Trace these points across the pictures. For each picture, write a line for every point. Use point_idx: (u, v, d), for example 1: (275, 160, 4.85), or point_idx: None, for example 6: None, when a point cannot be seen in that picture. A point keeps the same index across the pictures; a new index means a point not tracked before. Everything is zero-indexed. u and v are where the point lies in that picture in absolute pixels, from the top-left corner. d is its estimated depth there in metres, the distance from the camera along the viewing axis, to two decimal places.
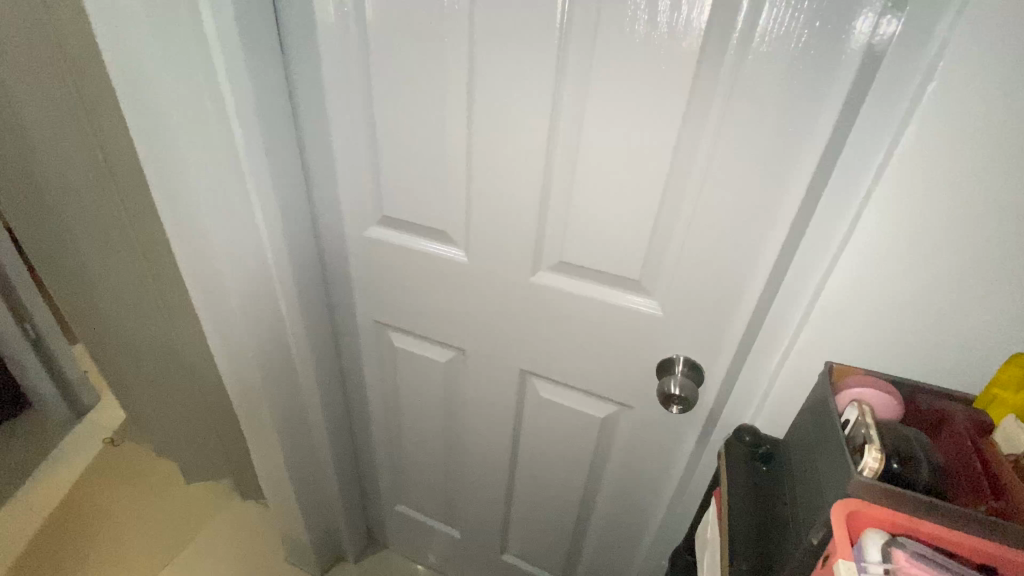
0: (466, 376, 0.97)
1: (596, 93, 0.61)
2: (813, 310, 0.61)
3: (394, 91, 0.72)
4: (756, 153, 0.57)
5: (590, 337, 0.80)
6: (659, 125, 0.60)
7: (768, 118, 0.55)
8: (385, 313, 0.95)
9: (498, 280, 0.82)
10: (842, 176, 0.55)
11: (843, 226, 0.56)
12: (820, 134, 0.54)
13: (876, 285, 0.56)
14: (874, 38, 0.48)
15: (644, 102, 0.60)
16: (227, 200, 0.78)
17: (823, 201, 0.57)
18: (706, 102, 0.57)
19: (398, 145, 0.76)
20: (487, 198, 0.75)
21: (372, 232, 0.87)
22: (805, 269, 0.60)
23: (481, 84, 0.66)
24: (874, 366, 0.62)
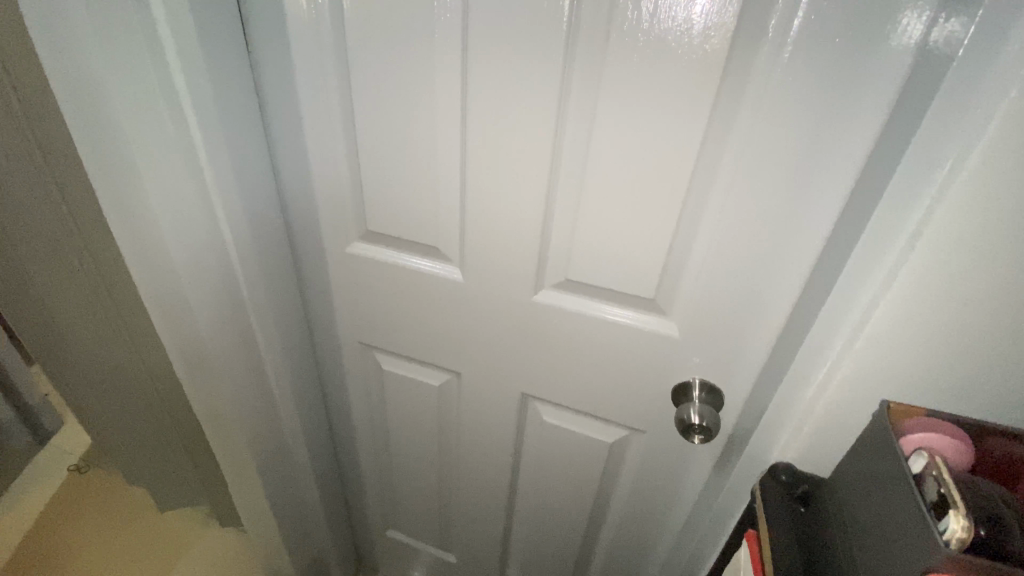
0: (461, 401, 0.90)
1: (608, 97, 0.54)
2: (854, 338, 0.55)
3: (376, 93, 0.64)
4: (790, 162, 0.51)
5: (597, 360, 0.74)
6: (679, 132, 0.53)
7: (805, 126, 0.49)
8: (371, 335, 0.88)
9: (497, 299, 0.74)
10: (897, 189, 0.49)
11: (895, 246, 0.50)
12: (865, 142, 0.48)
13: (923, 308, 0.51)
14: (928, 45, 0.43)
15: (663, 106, 0.53)
16: (188, 219, 0.68)
17: (872, 217, 0.51)
18: (733, 106, 0.51)
19: (382, 155, 0.68)
20: (484, 212, 0.67)
21: (353, 249, 0.78)
22: (849, 293, 0.54)
23: (476, 87, 0.59)
24: (914, 394, 0.56)
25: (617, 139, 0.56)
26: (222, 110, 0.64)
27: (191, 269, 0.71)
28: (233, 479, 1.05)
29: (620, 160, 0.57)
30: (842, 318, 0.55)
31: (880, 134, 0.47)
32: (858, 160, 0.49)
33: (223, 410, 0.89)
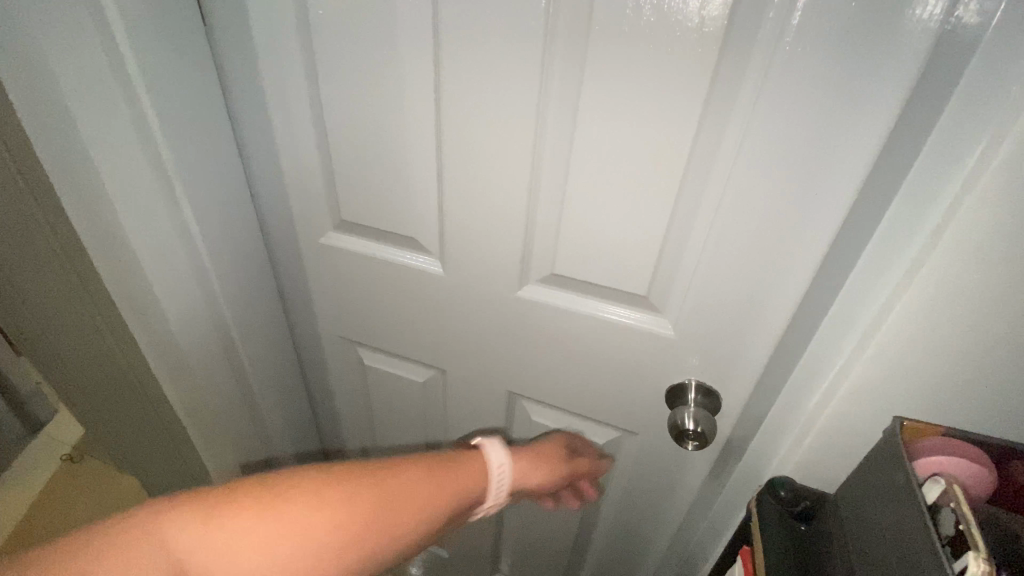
0: (447, 398, 0.86)
1: (593, 75, 0.49)
2: (860, 355, 0.48)
3: (344, 71, 0.58)
4: (795, 146, 0.46)
5: (586, 359, 0.70)
6: (673, 113, 0.48)
7: (811, 107, 0.44)
8: (351, 330, 0.83)
9: (481, 294, 0.70)
10: (912, 190, 0.41)
11: (908, 255, 0.43)
12: (877, 125, 0.43)
13: (940, 322, 0.44)
14: (949, 21, 0.37)
15: (655, 84, 0.47)
16: (148, 213, 0.63)
17: (883, 220, 0.43)
18: (734, 83, 0.45)
19: (352, 140, 0.63)
20: (463, 202, 0.62)
21: (328, 239, 0.74)
22: (855, 307, 0.47)
23: (449, 64, 0.53)
24: (929, 415, 0.50)
25: (604, 122, 0.51)
26: (176, 93, 0.59)
27: (159, 269, 0.66)
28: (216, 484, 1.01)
29: (608, 144, 0.52)
30: (847, 335, 0.48)
31: (896, 114, 0.42)
32: (871, 142, 0.44)
33: (200, 414, 0.84)
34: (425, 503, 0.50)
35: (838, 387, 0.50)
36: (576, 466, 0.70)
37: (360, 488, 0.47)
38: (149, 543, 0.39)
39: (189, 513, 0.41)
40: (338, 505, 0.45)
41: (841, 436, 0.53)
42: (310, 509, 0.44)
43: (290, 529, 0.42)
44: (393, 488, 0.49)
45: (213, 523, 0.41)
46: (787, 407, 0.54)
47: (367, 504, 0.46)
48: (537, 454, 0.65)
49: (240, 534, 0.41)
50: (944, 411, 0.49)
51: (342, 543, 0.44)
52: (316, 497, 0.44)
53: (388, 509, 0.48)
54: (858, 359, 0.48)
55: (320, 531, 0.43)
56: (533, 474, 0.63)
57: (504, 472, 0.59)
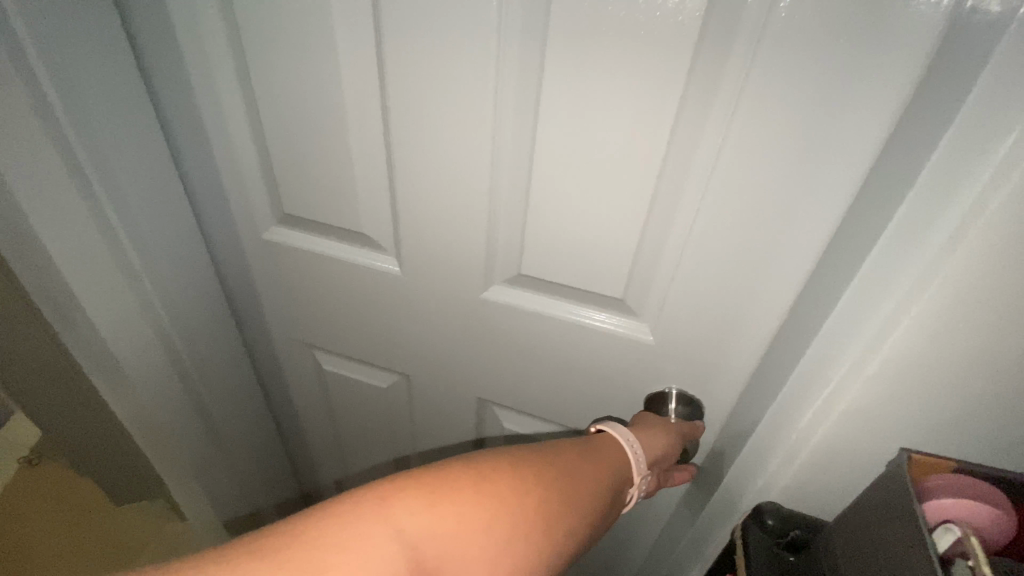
0: (412, 404, 0.80)
1: (562, 47, 0.42)
2: (856, 373, 0.42)
3: (275, 45, 0.50)
4: (787, 134, 0.40)
5: (559, 364, 0.64)
6: (651, 94, 0.41)
7: (806, 91, 0.38)
8: (306, 333, 0.77)
9: (443, 296, 0.64)
10: (923, 191, 0.35)
11: (916, 266, 0.37)
12: (884, 111, 0.37)
13: (949, 343, 0.39)
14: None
15: (632, 62, 0.41)
16: (63, 212, 0.53)
17: (887, 225, 0.37)
18: (721, 63, 0.39)
19: (291, 129, 0.55)
20: (418, 197, 0.56)
21: (272, 235, 0.66)
22: (855, 321, 0.40)
23: (394, 41, 0.46)
24: (932, 442, 0.45)
25: (573, 103, 0.44)
26: (85, 75, 0.50)
27: (84, 277, 0.58)
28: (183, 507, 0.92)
29: (579, 129, 0.45)
30: (844, 352, 0.42)
31: (906, 101, 0.36)
32: (872, 129, 0.38)
33: (153, 432, 0.76)
34: (604, 481, 0.47)
35: (832, 406, 0.45)
36: (689, 430, 0.59)
37: (548, 466, 0.43)
38: (383, 524, 0.34)
39: (410, 495, 0.36)
40: (537, 483, 0.41)
41: (834, 456, 0.48)
42: (516, 488, 0.40)
43: (504, 511, 0.38)
44: (576, 465, 0.46)
45: (435, 505, 0.36)
46: (776, 426, 0.48)
47: (553, 478, 0.43)
48: (649, 427, 0.56)
49: (465, 515, 0.37)
50: (945, 438, 0.44)
51: (551, 524, 0.40)
52: (514, 477, 0.41)
53: (573, 483, 0.44)
54: (857, 377, 0.43)
55: (526, 514, 0.39)
56: (661, 446, 0.54)
57: (634, 451, 0.52)
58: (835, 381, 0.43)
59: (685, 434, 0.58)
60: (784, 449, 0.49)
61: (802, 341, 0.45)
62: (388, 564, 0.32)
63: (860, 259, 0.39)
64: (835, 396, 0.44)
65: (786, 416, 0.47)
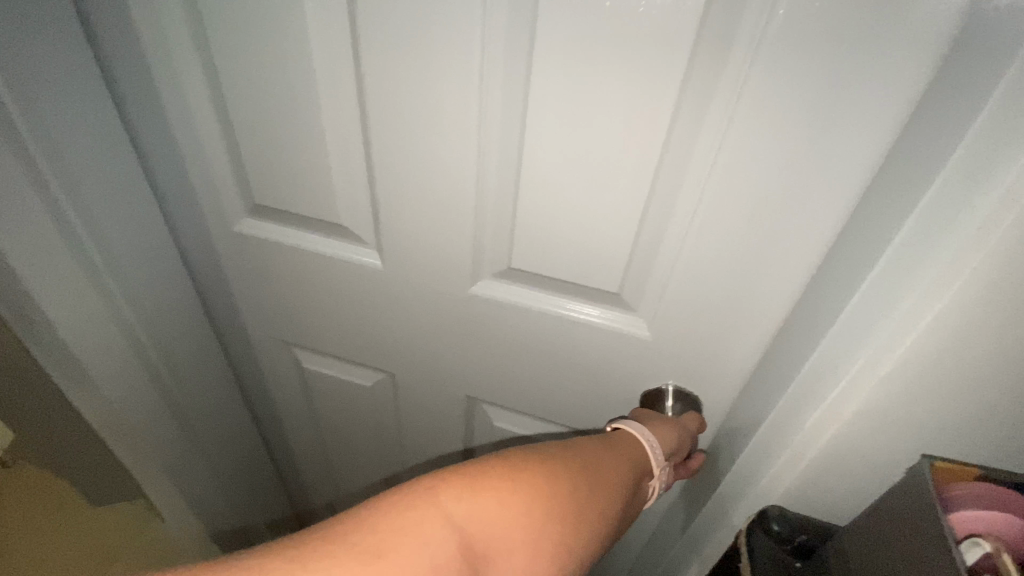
0: (399, 404, 0.76)
1: (555, 25, 0.38)
2: (868, 374, 0.40)
3: (238, 19, 0.45)
4: (794, 119, 0.37)
5: (551, 361, 0.61)
6: (652, 76, 0.38)
7: (817, 72, 0.35)
8: (285, 333, 0.73)
9: (430, 292, 0.60)
10: (951, 179, 0.32)
11: (935, 264, 0.34)
12: (899, 95, 0.35)
13: (964, 342, 0.37)
14: None
15: (630, 41, 0.37)
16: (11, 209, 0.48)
17: (910, 216, 0.34)
18: (725, 42, 0.36)
19: (260, 116, 0.51)
20: (400, 189, 0.52)
21: (244, 228, 0.62)
22: (870, 318, 0.38)
23: (371, 20, 0.42)
24: (941, 444, 0.43)
25: (569, 82, 0.40)
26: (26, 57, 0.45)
27: (40, 278, 0.52)
28: (167, 518, 0.87)
29: (575, 110, 0.42)
30: (858, 350, 0.39)
31: (922, 85, 0.34)
32: (886, 109, 0.35)
33: (127, 440, 0.70)
34: (634, 471, 0.47)
35: (841, 406, 0.42)
36: (695, 420, 0.56)
37: (581, 455, 0.44)
38: (433, 511, 0.34)
39: (456, 484, 0.36)
40: (573, 467, 0.42)
41: (840, 458, 0.46)
42: (555, 478, 0.40)
43: (546, 500, 0.38)
44: (607, 457, 0.46)
45: (481, 493, 0.36)
46: (780, 426, 0.46)
47: (589, 468, 0.43)
48: (655, 419, 0.54)
49: (507, 504, 0.37)
50: (955, 438, 0.42)
51: (590, 509, 0.40)
52: (552, 467, 0.41)
53: (607, 475, 0.44)
54: (870, 376, 0.40)
55: (566, 503, 0.39)
56: (677, 439, 0.53)
57: (643, 440, 0.50)
58: (847, 380, 0.41)
59: (693, 425, 0.56)
60: (789, 450, 0.47)
61: (813, 338, 0.42)
62: (438, 549, 0.32)
63: (878, 252, 0.36)
64: (847, 395, 0.42)
65: (794, 416, 0.45)
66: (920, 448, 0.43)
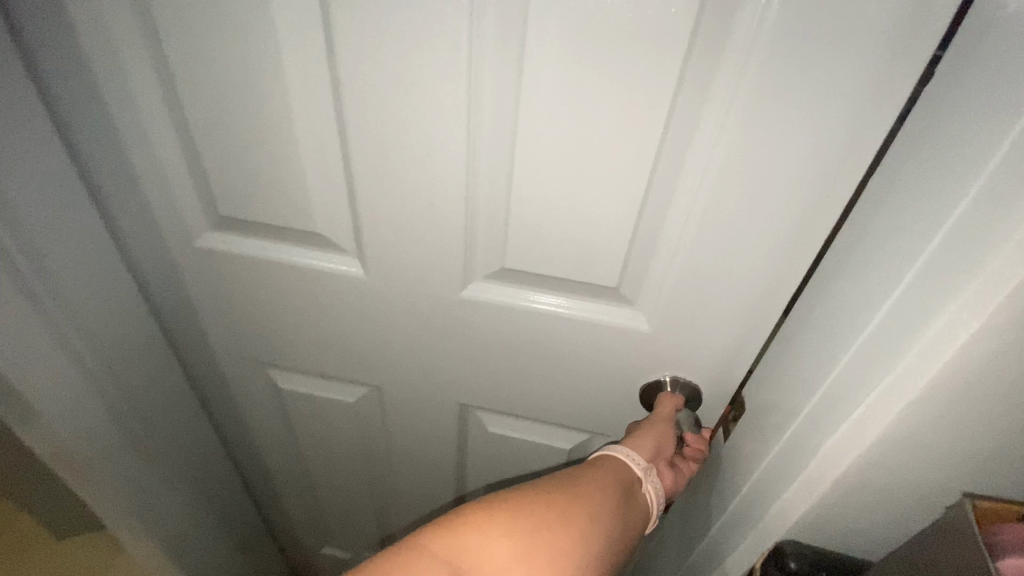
0: (386, 418, 0.73)
1: (546, 18, 0.37)
2: (892, 407, 0.34)
3: (195, 15, 0.41)
4: (796, 107, 0.37)
5: (547, 360, 0.59)
6: (650, 67, 0.37)
7: (816, 60, 0.35)
8: (259, 353, 0.68)
9: (418, 298, 0.57)
10: (1001, 164, 0.27)
11: (968, 281, 0.29)
12: (896, 81, 0.35)
13: (1016, 375, 0.31)
14: None
15: (626, 34, 0.36)
16: None
17: (949, 217, 0.29)
18: (723, 32, 0.35)
19: (223, 124, 0.47)
20: (383, 196, 0.49)
21: (207, 244, 0.57)
22: (902, 331, 0.33)
23: (346, 20, 0.39)
24: None
25: (562, 76, 0.39)
26: None
27: None
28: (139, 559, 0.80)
29: (569, 102, 0.40)
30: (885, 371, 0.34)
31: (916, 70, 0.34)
32: (888, 87, 0.35)
33: (90, 481, 0.64)
34: (621, 481, 0.49)
35: (859, 440, 0.37)
36: (672, 405, 0.56)
37: (553, 480, 0.48)
38: (416, 551, 0.39)
39: (432, 527, 0.41)
40: (545, 490, 0.46)
41: (859, 495, 0.40)
42: (526, 501, 0.44)
43: (520, 519, 0.42)
44: (585, 473, 0.49)
45: (455, 526, 0.41)
46: None
47: (561, 486, 0.47)
48: (635, 431, 0.55)
49: (485, 530, 0.41)
50: None
51: (571, 520, 0.44)
52: (523, 494, 0.45)
53: (586, 487, 0.47)
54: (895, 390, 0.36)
55: (541, 517, 0.43)
56: (655, 441, 0.53)
57: (616, 455, 0.52)
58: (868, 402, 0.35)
59: (669, 414, 0.56)
60: (799, 480, 0.42)
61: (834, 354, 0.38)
62: None
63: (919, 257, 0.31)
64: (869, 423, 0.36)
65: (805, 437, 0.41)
66: (953, 487, 0.39)
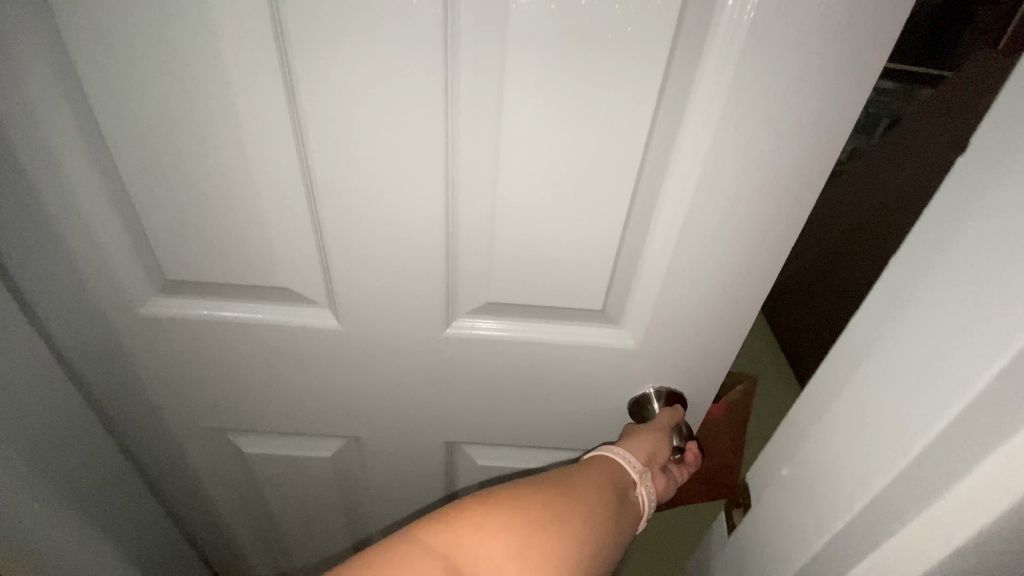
0: (366, 467, 0.69)
1: (523, 63, 0.37)
2: (935, 543, 0.34)
3: (137, 73, 0.37)
4: (763, 133, 0.39)
5: (535, 387, 0.59)
6: (627, 103, 0.38)
7: (780, 90, 0.37)
8: (220, 421, 0.62)
9: (397, 342, 0.54)
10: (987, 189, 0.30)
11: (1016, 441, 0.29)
12: (849, 105, 0.38)
13: None
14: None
15: (602, 75, 0.37)
16: None
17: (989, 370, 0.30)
18: (691, 69, 0.37)
19: (173, 186, 0.43)
20: (359, 247, 0.46)
21: (154, 311, 0.51)
22: (959, 441, 0.31)
23: (312, 74, 0.37)
24: None
25: (542, 115, 0.39)
26: None
27: None
28: None
29: (550, 140, 0.40)
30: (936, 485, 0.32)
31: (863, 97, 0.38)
32: (842, 109, 0.38)
33: None
34: (614, 484, 0.49)
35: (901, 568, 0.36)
36: (672, 417, 0.57)
37: (546, 480, 0.48)
38: (416, 546, 0.39)
39: (432, 525, 0.41)
40: (539, 489, 0.46)
41: None
42: (520, 501, 0.44)
43: (513, 519, 0.42)
44: (577, 474, 0.49)
45: (453, 524, 0.41)
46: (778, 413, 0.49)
47: (552, 486, 0.46)
48: (631, 434, 0.56)
49: (482, 528, 0.41)
50: None
51: (564, 521, 0.43)
52: (516, 493, 0.45)
53: (578, 488, 0.47)
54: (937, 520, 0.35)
55: (535, 516, 0.43)
56: (652, 447, 0.54)
57: (614, 458, 0.52)
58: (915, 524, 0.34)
59: (667, 425, 0.56)
60: None
61: (869, 458, 0.37)
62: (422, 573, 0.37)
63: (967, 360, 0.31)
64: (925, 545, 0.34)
65: (825, 491, 0.41)
66: None
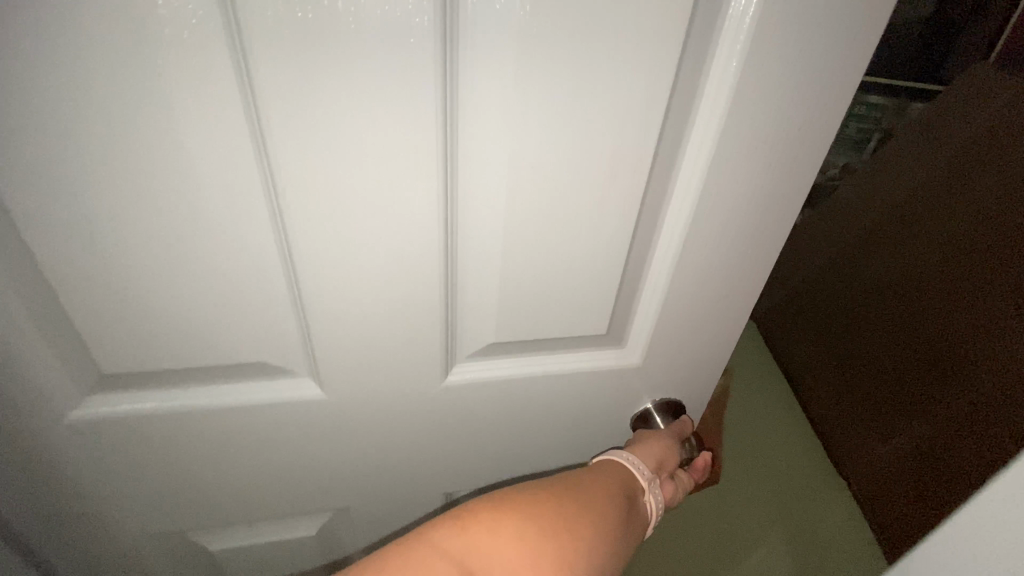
0: (357, 537, 0.62)
1: (529, 95, 0.34)
2: None
3: (50, 136, 0.29)
4: (760, 147, 0.39)
5: (539, 420, 0.56)
6: (633, 127, 0.37)
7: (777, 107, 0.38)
8: (180, 521, 0.52)
9: (389, 400, 0.49)
10: None
11: None
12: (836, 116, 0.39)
13: None
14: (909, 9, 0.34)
15: (610, 100, 0.35)
16: None
17: None
18: (694, 89, 0.36)
19: (109, 265, 0.35)
20: (345, 304, 0.41)
21: (86, 414, 0.42)
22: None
23: (285, 122, 0.31)
24: None
25: (547, 146, 0.36)
26: None
27: None
28: None
29: (555, 169, 0.38)
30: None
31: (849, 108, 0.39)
32: (830, 121, 0.39)
33: None
34: (626, 486, 0.46)
35: None
36: (680, 429, 0.57)
37: (558, 480, 0.44)
38: (429, 550, 0.35)
39: (444, 526, 0.37)
40: (552, 488, 0.42)
41: None
42: (534, 501, 0.40)
43: (528, 520, 0.38)
44: (588, 476, 0.45)
45: (468, 528, 0.37)
46: None
47: (564, 486, 0.43)
48: (637, 442, 0.54)
49: (496, 531, 0.37)
50: None
51: (579, 522, 0.40)
52: (528, 493, 0.41)
53: (590, 489, 0.43)
54: None
55: (550, 514, 0.39)
56: (659, 452, 0.52)
57: (620, 459, 0.49)
58: None
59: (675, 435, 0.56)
60: None
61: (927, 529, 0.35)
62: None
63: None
64: None
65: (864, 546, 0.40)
66: None
